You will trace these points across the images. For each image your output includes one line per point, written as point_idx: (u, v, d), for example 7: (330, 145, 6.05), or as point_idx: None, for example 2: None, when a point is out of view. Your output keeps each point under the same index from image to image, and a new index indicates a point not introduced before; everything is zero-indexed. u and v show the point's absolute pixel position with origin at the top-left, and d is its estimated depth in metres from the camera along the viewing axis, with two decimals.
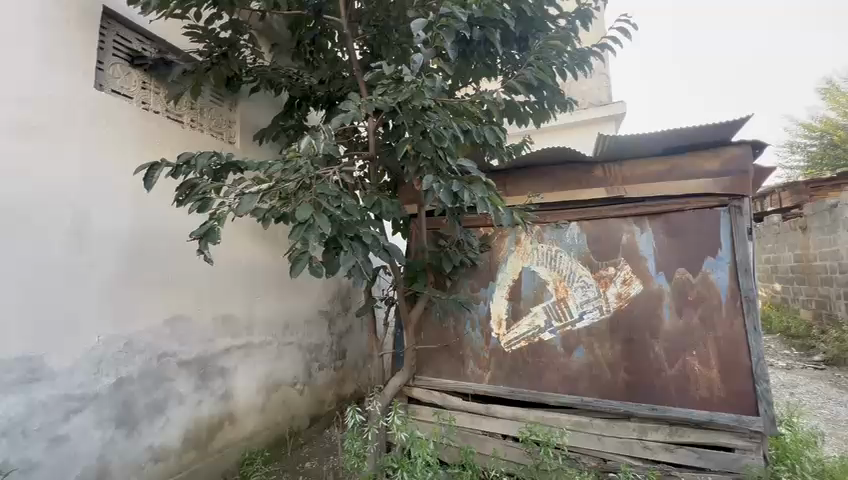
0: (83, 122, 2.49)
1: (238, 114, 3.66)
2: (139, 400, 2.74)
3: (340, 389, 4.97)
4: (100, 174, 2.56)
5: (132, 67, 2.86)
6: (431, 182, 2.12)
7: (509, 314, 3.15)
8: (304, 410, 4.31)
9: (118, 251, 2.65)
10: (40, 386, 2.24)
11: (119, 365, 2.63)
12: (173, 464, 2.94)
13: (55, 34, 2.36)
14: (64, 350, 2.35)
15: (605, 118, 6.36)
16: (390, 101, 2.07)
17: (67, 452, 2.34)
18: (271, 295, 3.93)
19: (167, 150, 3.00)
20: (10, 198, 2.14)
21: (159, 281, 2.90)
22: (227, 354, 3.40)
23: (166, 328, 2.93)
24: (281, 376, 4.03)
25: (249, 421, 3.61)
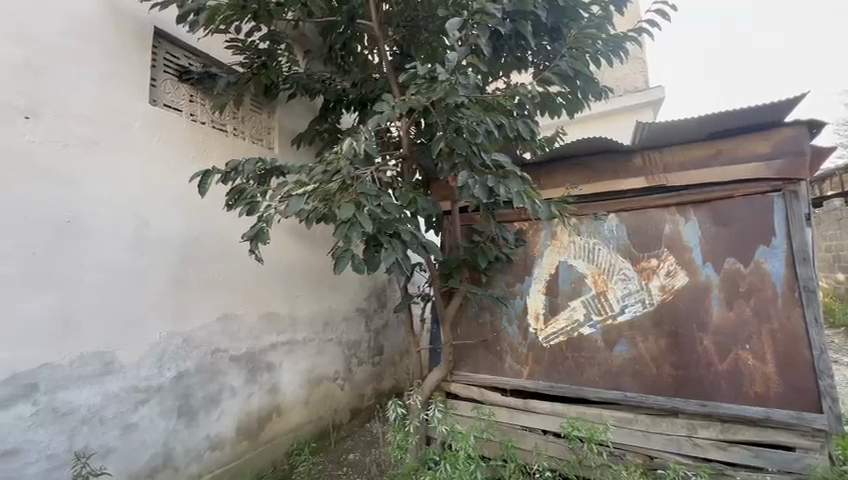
0: (141, 136, 2.69)
1: (276, 121, 3.83)
2: (197, 392, 2.94)
3: (378, 384, 5.10)
4: (157, 183, 2.77)
5: (180, 82, 3.05)
6: (466, 178, 2.15)
7: (547, 308, 3.12)
8: (345, 404, 4.46)
9: (174, 254, 2.86)
10: (113, 378, 2.46)
11: (179, 359, 2.84)
12: (228, 452, 3.14)
13: (114, 56, 2.57)
14: (132, 346, 2.57)
15: (642, 104, 6.11)
16: (424, 100, 2.12)
17: (137, 439, 2.56)
18: (311, 293, 4.08)
19: (213, 157, 3.19)
20: (82, 207, 2.36)
21: (210, 281, 3.09)
22: (273, 350, 3.58)
23: (218, 326, 3.12)
24: (323, 371, 4.19)
25: (295, 413, 3.79)
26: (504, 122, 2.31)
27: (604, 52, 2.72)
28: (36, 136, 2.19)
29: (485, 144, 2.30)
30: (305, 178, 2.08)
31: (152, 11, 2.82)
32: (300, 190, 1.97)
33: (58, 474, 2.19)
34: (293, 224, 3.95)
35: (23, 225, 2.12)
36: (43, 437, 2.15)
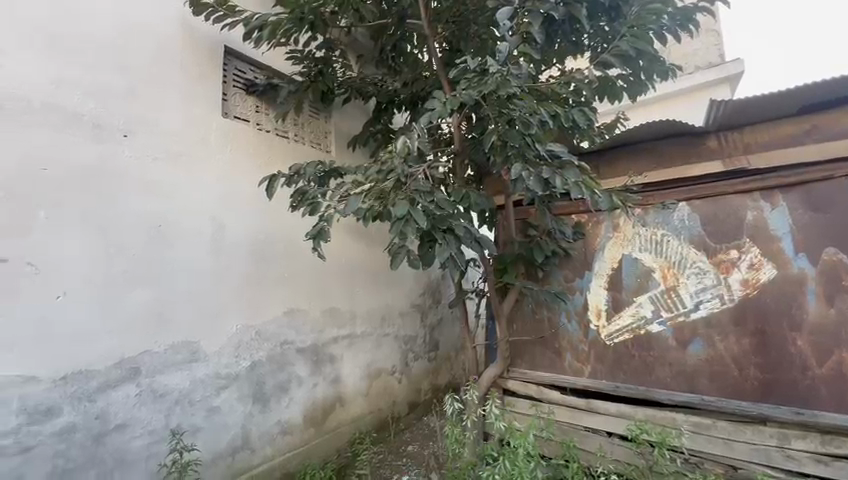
0: (215, 146, 2.96)
1: (333, 125, 4.00)
2: (269, 381, 3.19)
3: (435, 380, 5.17)
4: (231, 188, 3.04)
5: (247, 94, 3.30)
6: (520, 171, 2.11)
7: (609, 304, 2.97)
8: (403, 397, 4.58)
9: (246, 254, 3.11)
10: (199, 365, 2.75)
11: (253, 350, 3.09)
12: (297, 437, 3.37)
13: (191, 75, 2.85)
14: (213, 336, 2.84)
15: (718, 80, 5.52)
16: (475, 94, 2.12)
17: (221, 421, 2.84)
18: (368, 290, 4.23)
19: (278, 163, 3.42)
20: (170, 213, 2.66)
21: (278, 278, 3.32)
22: (334, 343, 3.77)
23: (285, 319, 3.35)
24: (381, 365, 4.33)
25: (356, 404, 3.97)
26: (559, 111, 2.23)
27: (669, 27, 2.51)
28: (132, 150, 2.50)
29: (539, 135, 2.24)
30: (361, 178, 2.16)
31: (222, 31, 3.08)
32: (357, 190, 2.05)
33: (158, 448, 2.50)
34: (351, 223, 4.12)
35: (124, 231, 2.43)
36: (145, 415, 2.46)
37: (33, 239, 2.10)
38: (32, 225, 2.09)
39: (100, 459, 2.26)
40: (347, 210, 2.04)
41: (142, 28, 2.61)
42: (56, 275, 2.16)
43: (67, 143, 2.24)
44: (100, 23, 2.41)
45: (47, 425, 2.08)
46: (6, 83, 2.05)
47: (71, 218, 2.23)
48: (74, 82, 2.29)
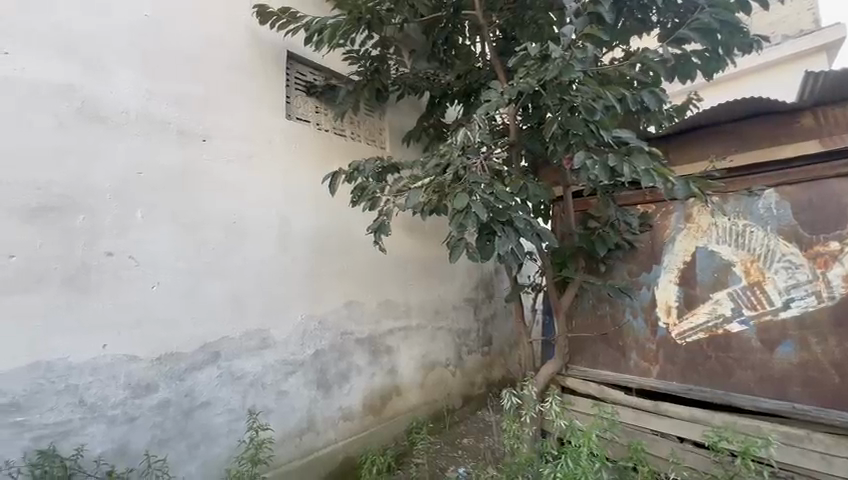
0: (280, 145, 3.15)
1: (387, 122, 4.08)
2: (331, 368, 3.35)
3: (489, 374, 5.14)
4: (295, 186, 3.22)
5: (308, 96, 3.46)
6: (584, 159, 2.03)
7: (681, 301, 2.76)
8: (457, 390, 4.61)
9: (309, 247, 3.28)
10: (269, 352, 2.96)
11: (317, 339, 3.27)
12: (357, 423, 3.52)
13: (259, 81, 3.05)
14: (281, 325, 3.05)
15: (812, 50, 4.89)
16: (534, 81, 2.06)
17: (289, 403, 3.04)
18: (422, 283, 4.29)
19: (336, 161, 3.55)
20: (242, 210, 2.87)
21: (338, 271, 3.47)
22: (391, 334, 3.88)
23: (345, 310, 3.50)
24: (436, 357, 4.39)
25: (412, 395, 4.06)
26: (627, 94, 2.10)
27: None
28: (210, 153, 2.74)
29: (604, 120, 2.13)
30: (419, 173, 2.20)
31: (285, 37, 3.25)
32: (416, 184, 2.09)
33: (237, 425, 2.74)
34: (405, 217, 4.20)
35: (206, 227, 2.68)
36: (225, 395, 2.70)
37: (132, 235, 2.37)
38: (131, 223, 2.37)
39: (189, 432, 2.52)
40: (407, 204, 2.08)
41: (217, 39, 2.83)
42: (151, 267, 2.43)
43: (157, 149, 2.50)
44: (183, 38, 2.66)
45: (146, 399, 2.36)
46: (109, 97, 2.33)
47: (162, 217, 2.49)
48: (162, 93, 2.54)
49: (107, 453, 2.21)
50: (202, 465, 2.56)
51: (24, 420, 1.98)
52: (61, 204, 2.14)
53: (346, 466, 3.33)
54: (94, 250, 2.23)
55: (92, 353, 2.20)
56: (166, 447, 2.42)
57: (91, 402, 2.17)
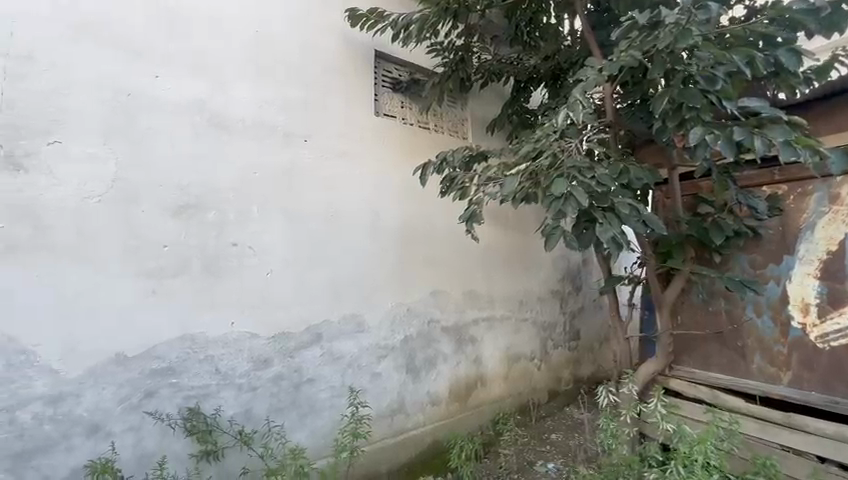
0: (370, 142, 3.31)
1: (469, 112, 4.06)
2: (419, 354, 3.48)
3: (576, 370, 4.91)
4: (384, 180, 3.37)
5: (394, 92, 3.59)
6: (702, 135, 1.81)
7: (822, 298, 2.37)
8: (543, 384, 4.48)
9: (397, 238, 3.42)
10: (364, 335, 3.17)
11: (405, 326, 3.41)
12: (444, 409, 3.62)
13: (350, 81, 3.23)
14: (374, 311, 3.24)
15: None
16: (640, 53, 1.90)
17: (381, 385, 3.23)
18: (506, 274, 4.22)
19: (421, 154, 3.64)
20: (339, 204, 3.10)
21: (423, 261, 3.57)
22: (475, 324, 3.90)
23: (431, 299, 3.60)
24: (521, 350, 4.30)
25: (497, 385, 4.05)
26: (757, 57, 1.83)
27: None
28: (310, 152, 2.99)
29: (726, 90, 1.89)
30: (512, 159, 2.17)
31: (373, 38, 3.40)
32: (511, 171, 2.07)
33: (339, 401, 2.99)
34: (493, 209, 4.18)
35: (308, 220, 2.94)
36: (327, 373, 2.96)
37: (251, 228, 2.70)
38: (250, 217, 2.70)
39: (299, 403, 2.82)
40: (501, 193, 2.07)
41: (315, 46, 3.06)
42: (265, 256, 2.74)
43: (268, 151, 2.80)
44: (286, 49, 2.92)
45: (265, 372, 2.69)
46: (231, 108, 2.67)
47: (273, 211, 2.79)
48: (271, 100, 2.84)
49: (236, 415, 2.57)
50: (311, 434, 2.85)
51: (177, 382, 2.39)
52: (198, 202, 2.51)
53: (434, 449, 3.45)
54: (222, 241, 2.59)
55: (223, 330, 2.56)
56: (282, 415, 2.74)
57: (224, 371, 2.54)
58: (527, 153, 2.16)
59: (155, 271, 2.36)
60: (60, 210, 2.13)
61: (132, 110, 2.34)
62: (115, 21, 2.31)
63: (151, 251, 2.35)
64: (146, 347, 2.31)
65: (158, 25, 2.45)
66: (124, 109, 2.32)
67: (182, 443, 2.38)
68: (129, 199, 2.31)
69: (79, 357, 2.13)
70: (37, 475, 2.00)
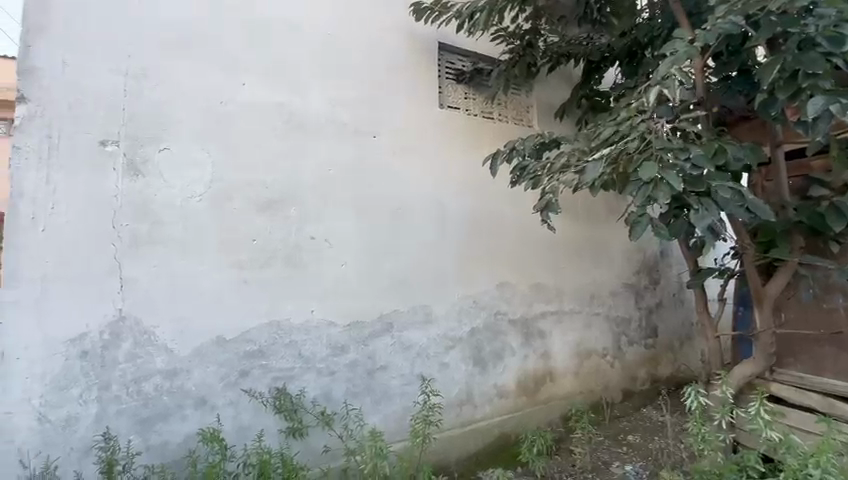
0: (435, 134, 3.33)
1: (534, 98, 3.91)
2: (486, 346, 3.47)
3: (654, 369, 4.58)
4: (449, 171, 3.38)
5: (458, 83, 3.57)
6: (823, 104, 1.60)
7: None
8: (617, 383, 4.24)
9: (462, 230, 3.42)
10: (432, 326, 3.22)
11: (472, 317, 3.41)
12: (512, 403, 3.57)
13: (415, 75, 3.27)
14: (440, 302, 3.27)
15: None
16: (744, 17, 1.72)
17: (449, 375, 3.27)
18: (576, 266, 4.04)
19: (486, 144, 3.58)
20: (406, 197, 3.17)
21: (489, 252, 3.53)
22: (543, 318, 3.79)
23: (497, 291, 3.56)
24: (592, 345, 4.11)
25: (566, 381, 3.91)
26: None
27: None
28: (379, 147, 3.08)
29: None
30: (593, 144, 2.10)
31: (437, 30, 3.40)
32: (592, 156, 1.98)
33: (409, 388, 3.08)
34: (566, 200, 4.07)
35: (378, 214, 3.04)
36: (398, 361, 3.06)
37: (327, 222, 2.86)
38: (325, 212, 2.85)
39: (372, 389, 2.95)
40: (581, 179, 1.98)
41: (381, 43, 3.14)
42: (340, 249, 2.89)
43: (340, 148, 2.93)
44: (355, 48, 3.03)
45: (342, 357, 2.85)
46: (307, 109, 2.83)
47: (346, 206, 2.93)
48: (342, 99, 2.96)
49: (318, 396, 2.76)
50: (384, 419, 2.97)
51: (266, 364, 2.61)
52: (280, 199, 2.71)
53: (503, 442, 3.44)
54: (302, 235, 2.77)
55: (304, 317, 2.75)
56: (358, 399, 2.89)
57: (306, 355, 2.74)
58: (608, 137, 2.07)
59: (246, 263, 2.59)
60: (170, 209, 2.41)
61: (224, 116, 2.58)
62: (208, 36, 2.56)
63: (242, 244, 2.59)
64: (241, 331, 2.56)
65: (243, 36, 2.66)
66: (217, 115, 2.56)
67: (273, 419, 2.61)
68: (224, 197, 2.55)
69: (188, 338, 2.42)
70: (159, 438, 2.32)
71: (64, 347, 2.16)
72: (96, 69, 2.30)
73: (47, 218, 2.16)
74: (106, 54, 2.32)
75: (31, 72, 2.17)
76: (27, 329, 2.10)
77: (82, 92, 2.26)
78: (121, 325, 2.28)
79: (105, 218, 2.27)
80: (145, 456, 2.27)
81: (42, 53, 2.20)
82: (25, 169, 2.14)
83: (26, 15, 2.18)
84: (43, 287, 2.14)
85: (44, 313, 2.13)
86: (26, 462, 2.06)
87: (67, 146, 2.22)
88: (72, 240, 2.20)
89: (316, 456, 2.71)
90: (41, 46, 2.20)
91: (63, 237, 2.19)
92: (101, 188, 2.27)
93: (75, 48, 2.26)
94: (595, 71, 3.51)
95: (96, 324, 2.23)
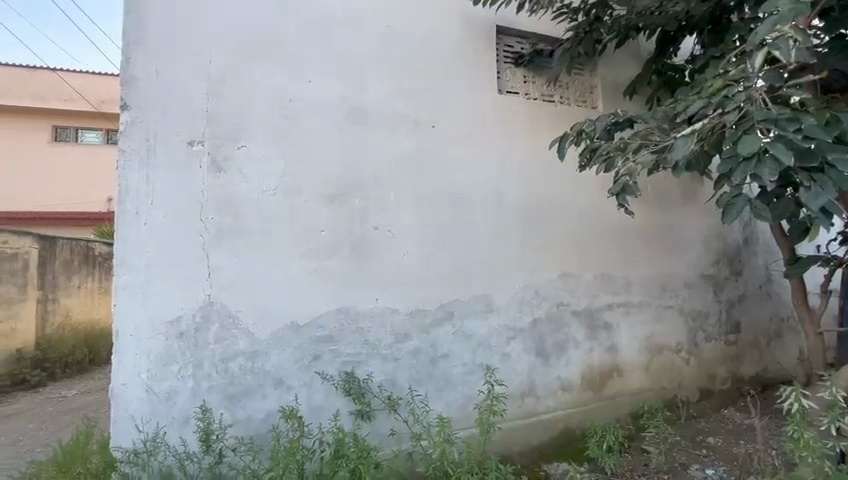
0: (493, 120, 3.26)
1: (599, 77, 3.69)
2: (549, 338, 3.36)
3: (736, 368, 4.19)
4: (510, 158, 3.29)
5: (516, 67, 3.45)
6: None
7: None
8: (693, 381, 3.94)
9: (523, 217, 3.32)
10: (493, 316, 3.18)
11: (534, 307, 3.33)
12: (577, 396, 3.44)
13: (473, 61, 3.21)
14: (502, 291, 3.22)
15: None
16: None
17: (511, 366, 3.22)
18: (646, 255, 3.78)
19: (547, 128, 3.43)
20: (466, 185, 3.14)
21: (551, 241, 3.41)
22: (610, 309, 3.60)
23: (560, 281, 3.43)
24: (664, 340, 3.83)
25: (636, 377, 3.69)
26: None
27: None
28: (438, 136, 3.08)
29: None
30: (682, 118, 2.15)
31: (494, 13, 3.31)
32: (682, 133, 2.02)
33: (471, 378, 3.08)
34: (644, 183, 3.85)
35: (438, 203, 3.05)
36: (460, 350, 3.06)
37: (390, 212, 2.92)
38: (388, 202, 2.91)
39: (435, 376, 2.98)
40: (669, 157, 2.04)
41: (438, 31, 3.11)
42: (402, 238, 2.94)
43: (400, 138, 2.97)
44: (413, 38, 3.04)
45: (405, 344, 2.91)
46: (368, 102, 2.89)
47: (407, 196, 2.97)
48: (402, 90, 2.99)
49: (384, 382, 2.85)
50: (447, 406, 3.00)
51: (335, 348, 2.74)
52: (345, 191, 2.81)
53: (567, 436, 3.33)
54: (366, 225, 2.85)
55: (369, 305, 2.84)
56: (422, 386, 2.94)
57: (372, 342, 2.83)
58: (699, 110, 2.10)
59: (315, 252, 2.72)
60: (248, 202, 2.59)
61: (293, 113, 2.71)
62: (277, 37, 2.69)
63: (311, 235, 2.72)
64: (312, 317, 2.70)
65: (308, 35, 2.76)
66: (287, 112, 2.70)
67: (343, 401, 2.73)
68: (294, 190, 2.69)
69: (267, 322, 2.60)
70: (244, 413, 2.53)
71: (165, 328, 2.41)
72: (183, 75, 2.51)
73: (148, 214, 2.42)
74: (191, 61, 2.53)
75: (131, 82, 2.43)
76: (136, 311, 2.38)
77: (172, 98, 2.49)
78: (210, 309, 2.50)
79: (194, 212, 2.49)
80: (234, 428, 2.50)
81: (140, 65, 2.44)
82: (129, 170, 2.41)
83: (125, 31, 2.44)
84: (147, 275, 2.40)
85: (149, 297, 2.40)
86: (140, 427, 2.36)
87: (161, 148, 2.46)
88: (168, 233, 2.44)
89: (383, 438, 2.81)
90: (138, 58, 2.44)
91: (161, 230, 2.43)
92: (190, 185, 2.49)
93: (165, 58, 2.49)
94: (669, 44, 3.31)
95: (190, 308, 2.46)
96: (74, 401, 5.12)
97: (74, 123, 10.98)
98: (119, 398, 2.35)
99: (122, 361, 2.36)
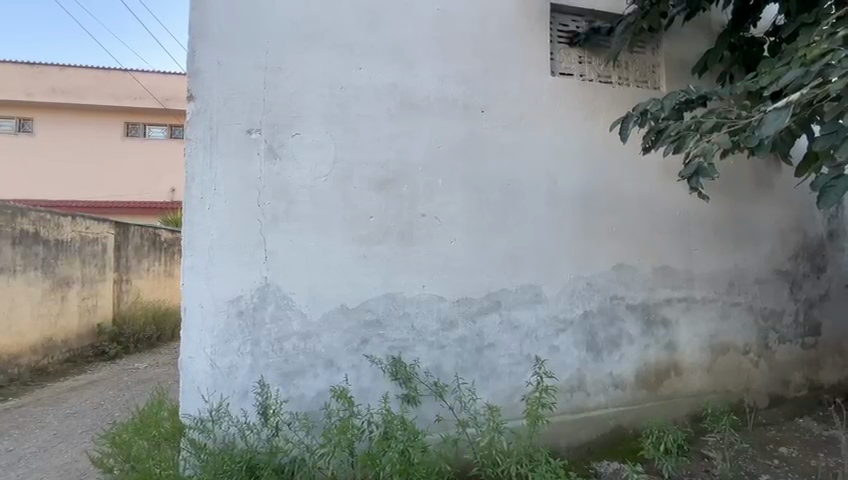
0: (546, 104, 3.11)
1: (662, 55, 3.42)
2: (601, 333, 3.21)
3: (814, 375, 3.80)
4: (563, 143, 3.15)
5: (571, 47, 3.29)
6: None
7: None
8: (763, 385, 3.61)
9: (576, 205, 3.17)
10: (542, 306, 3.08)
11: (585, 299, 3.18)
12: (630, 395, 3.27)
13: (525, 41, 3.08)
14: (551, 281, 3.11)
15: None
16: None
17: (560, 359, 3.11)
18: (711, 247, 3.49)
19: (604, 112, 3.23)
20: (516, 172, 3.04)
21: (606, 231, 3.23)
22: (669, 304, 3.37)
23: (615, 273, 3.25)
24: (731, 340, 3.53)
25: (696, 378, 3.44)
26: None
27: None
28: (488, 121, 2.99)
29: None
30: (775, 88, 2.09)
31: None
32: (777, 106, 1.98)
33: (517, 369, 3.01)
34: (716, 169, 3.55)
35: (488, 190, 2.98)
36: (507, 340, 3.00)
37: (437, 199, 2.89)
38: (436, 188, 2.89)
39: (481, 365, 2.95)
40: (759, 131, 1.99)
41: (491, 13, 3.01)
42: (449, 226, 2.91)
43: (449, 124, 2.92)
44: (465, 22, 2.96)
45: (451, 332, 2.90)
46: (419, 88, 2.87)
47: (456, 183, 2.93)
48: (451, 75, 2.93)
49: (430, 368, 2.86)
50: (492, 397, 2.95)
51: (383, 333, 2.78)
52: (394, 177, 2.81)
53: (618, 435, 3.19)
54: (414, 213, 2.85)
55: (417, 291, 2.85)
56: (468, 374, 2.92)
57: (418, 328, 2.84)
58: (793, 80, 2.03)
59: (365, 238, 2.76)
60: (303, 189, 2.67)
61: (344, 100, 2.74)
62: (330, 25, 2.73)
63: (361, 221, 2.76)
64: (361, 301, 2.75)
65: (361, 22, 2.78)
66: (339, 100, 2.74)
67: (390, 385, 2.77)
68: (346, 177, 2.74)
69: (318, 305, 2.68)
70: (298, 391, 2.64)
71: (226, 307, 2.56)
72: (245, 67, 2.61)
73: (211, 199, 2.56)
74: (250, 52, 2.62)
75: (197, 74, 2.55)
76: (202, 290, 2.54)
77: (233, 87, 2.60)
78: (267, 290, 2.62)
79: (253, 197, 2.61)
80: (290, 404, 2.61)
81: (205, 57, 2.57)
82: (195, 157, 2.55)
83: (192, 26, 2.56)
84: (210, 256, 2.55)
85: (211, 277, 2.55)
86: (206, 397, 2.53)
87: (223, 136, 2.58)
88: (230, 217, 2.58)
89: (430, 423, 2.83)
90: (203, 50, 2.56)
91: (224, 214, 2.57)
92: (249, 171, 2.60)
93: (227, 50, 2.59)
94: (748, 14, 3.04)
95: (249, 288, 2.59)
96: (145, 372, 5.62)
97: (142, 119, 11.91)
98: (186, 370, 2.52)
99: (189, 336, 2.53)
